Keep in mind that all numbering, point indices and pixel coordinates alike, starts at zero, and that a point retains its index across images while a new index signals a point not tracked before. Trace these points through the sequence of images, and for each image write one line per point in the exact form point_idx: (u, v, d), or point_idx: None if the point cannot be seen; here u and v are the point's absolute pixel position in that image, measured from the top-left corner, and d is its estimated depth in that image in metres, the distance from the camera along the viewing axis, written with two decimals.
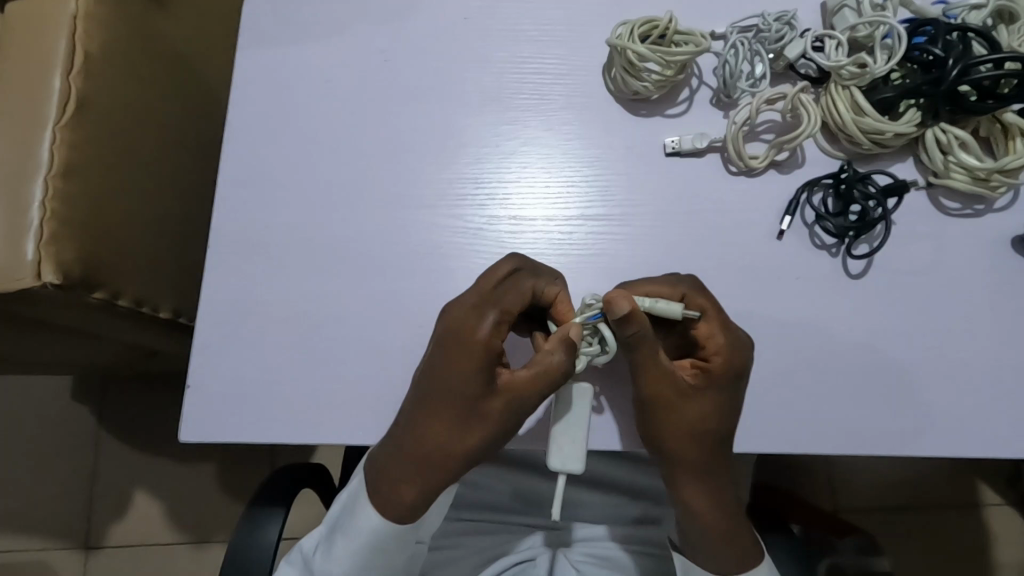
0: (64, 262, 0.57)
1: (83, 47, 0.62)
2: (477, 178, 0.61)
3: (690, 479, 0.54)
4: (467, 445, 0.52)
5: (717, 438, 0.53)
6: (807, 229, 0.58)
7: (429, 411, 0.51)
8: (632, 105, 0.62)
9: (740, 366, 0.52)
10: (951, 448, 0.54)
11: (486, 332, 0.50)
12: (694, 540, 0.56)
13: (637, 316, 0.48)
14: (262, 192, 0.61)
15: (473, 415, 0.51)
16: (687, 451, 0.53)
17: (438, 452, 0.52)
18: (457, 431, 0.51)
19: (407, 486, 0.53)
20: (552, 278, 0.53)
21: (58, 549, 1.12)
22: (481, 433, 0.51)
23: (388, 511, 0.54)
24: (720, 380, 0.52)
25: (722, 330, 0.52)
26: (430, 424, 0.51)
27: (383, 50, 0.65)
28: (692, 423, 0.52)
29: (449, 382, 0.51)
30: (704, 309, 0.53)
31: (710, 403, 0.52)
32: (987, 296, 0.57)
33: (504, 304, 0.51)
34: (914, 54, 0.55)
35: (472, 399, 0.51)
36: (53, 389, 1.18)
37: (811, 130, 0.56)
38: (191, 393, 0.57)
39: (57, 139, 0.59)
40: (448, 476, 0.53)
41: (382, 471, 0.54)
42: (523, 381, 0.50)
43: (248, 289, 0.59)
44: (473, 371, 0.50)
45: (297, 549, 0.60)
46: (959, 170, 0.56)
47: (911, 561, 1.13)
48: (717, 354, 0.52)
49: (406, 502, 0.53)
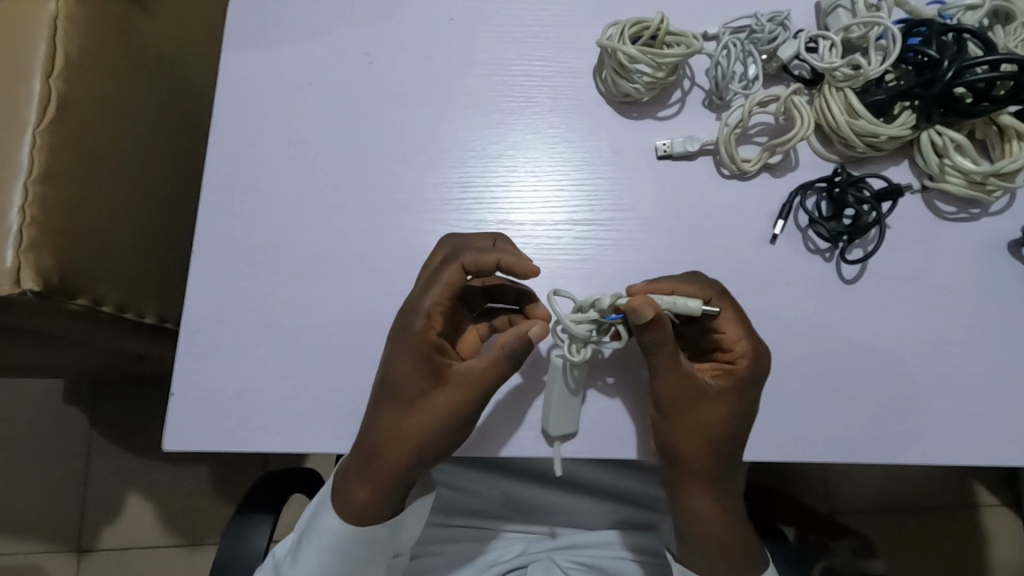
0: (43, 268, 0.56)
1: (63, 49, 0.61)
2: (463, 182, 0.60)
3: (700, 487, 0.53)
4: (415, 438, 0.51)
5: (733, 444, 0.52)
6: (800, 233, 0.57)
7: (376, 406, 0.52)
8: (623, 108, 0.61)
9: (758, 371, 0.52)
10: (946, 455, 0.53)
11: (420, 322, 0.52)
12: (698, 547, 0.55)
13: (659, 321, 0.48)
14: (247, 197, 0.60)
15: (415, 407, 0.51)
16: (701, 457, 0.52)
17: (388, 447, 0.51)
18: (401, 425, 0.51)
19: (359, 487, 0.53)
20: (483, 254, 0.52)
21: (49, 552, 1.11)
22: (426, 425, 0.51)
23: (345, 510, 0.54)
24: (743, 382, 0.52)
25: (748, 334, 0.52)
26: (377, 419, 0.52)
27: (369, 51, 0.64)
28: (707, 429, 0.52)
29: (391, 376, 0.51)
30: (729, 314, 0.52)
31: (729, 407, 0.52)
32: (983, 301, 0.56)
33: (440, 296, 0.52)
34: (909, 56, 0.54)
35: (415, 390, 0.51)
36: (43, 392, 1.17)
37: (805, 133, 0.55)
38: (174, 402, 0.56)
39: (37, 143, 0.58)
40: (399, 475, 0.52)
41: (346, 468, 0.54)
42: (467, 369, 0.51)
43: (232, 295, 0.58)
44: (410, 361, 0.51)
45: (269, 558, 0.61)
46: (954, 173, 0.55)
47: (907, 563, 1.13)
48: (741, 357, 0.52)
49: (360, 502, 0.53)
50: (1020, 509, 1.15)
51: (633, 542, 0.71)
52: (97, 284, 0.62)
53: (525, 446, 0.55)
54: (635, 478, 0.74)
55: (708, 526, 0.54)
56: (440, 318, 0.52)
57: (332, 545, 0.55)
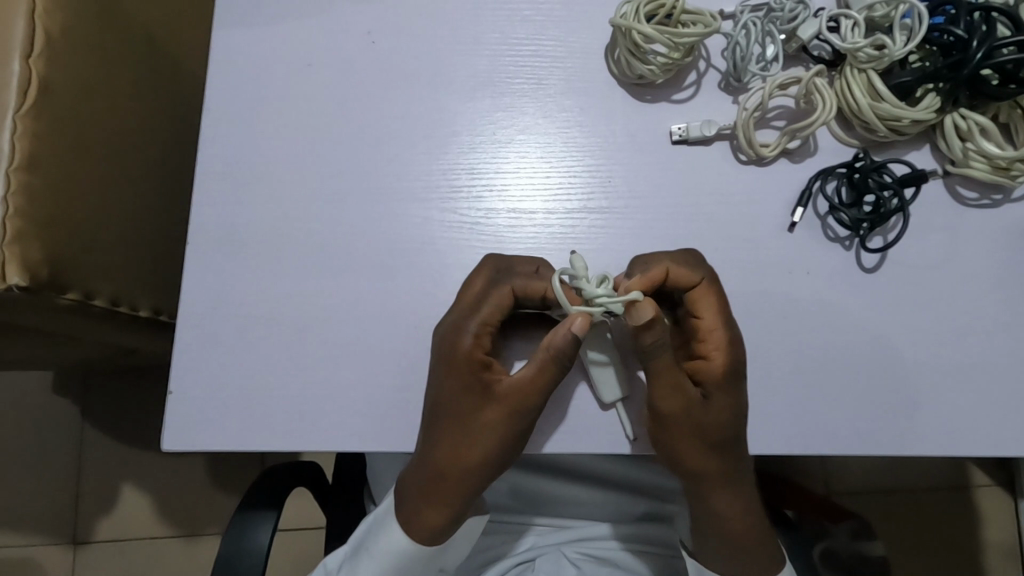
0: (31, 261, 0.53)
1: (44, 26, 0.57)
2: (472, 169, 0.58)
3: (713, 488, 0.52)
4: (484, 458, 0.51)
5: (732, 439, 0.51)
6: (819, 220, 0.56)
7: (427, 433, 0.52)
8: (635, 90, 0.59)
9: (741, 358, 0.51)
10: (964, 447, 0.53)
11: (467, 347, 0.51)
12: (715, 545, 0.55)
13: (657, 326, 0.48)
14: (243, 185, 0.57)
15: (478, 424, 0.51)
16: (701, 463, 0.52)
17: (455, 466, 0.51)
18: (467, 442, 0.51)
19: (430, 513, 0.53)
20: (537, 279, 0.52)
21: (44, 544, 1.09)
22: (486, 441, 0.51)
23: (415, 533, 0.54)
24: (721, 383, 0.51)
25: (725, 326, 0.51)
26: (434, 443, 0.51)
27: (370, 30, 0.60)
28: (711, 423, 0.50)
29: (449, 401, 0.51)
30: (710, 302, 0.51)
31: (720, 410, 0.50)
32: (1005, 290, 0.55)
33: (482, 316, 0.51)
34: (934, 36, 0.52)
35: (474, 411, 0.51)
36: (31, 384, 1.14)
37: (826, 117, 0.54)
38: (173, 401, 0.54)
39: (19, 128, 0.54)
40: (470, 495, 0.53)
41: (410, 491, 0.54)
42: (519, 379, 0.50)
43: (231, 289, 0.55)
44: (466, 383, 0.51)
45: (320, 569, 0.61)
46: (978, 158, 0.54)
47: (901, 541, 1.14)
48: (716, 353, 0.51)
49: (431, 521, 0.54)
50: (1011, 489, 1.16)
51: (637, 532, 0.71)
52: (88, 279, 0.60)
53: (538, 439, 0.54)
54: (642, 469, 0.73)
55: (725, 533, 0.54)
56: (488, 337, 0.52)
57: (390, 559, 0.55)
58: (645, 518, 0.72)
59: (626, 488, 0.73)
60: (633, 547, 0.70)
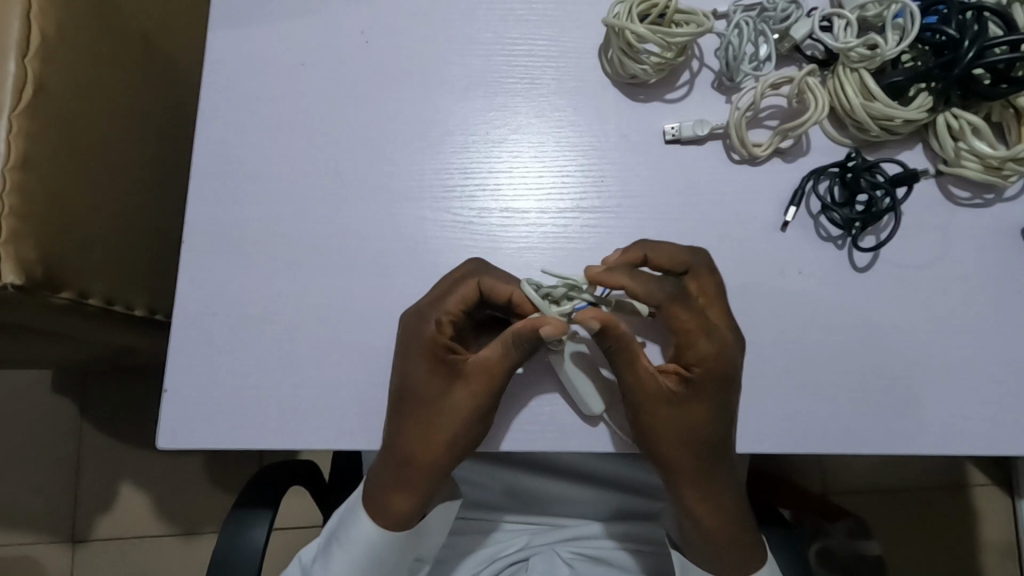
0: (26, 261, 0.53)
1: (39, 26, 0.57)
2: (465, 168, 0.58)
3: (688, 481, 0.52)
4: (450, 444, 0.52)
5: (704, 446, 0.51)
6: (812, 220, 0.56)
7: (393, 419, 0.52)
8: (629, 90, 0.59)
9: (726, 370, 0.50)
10: (957, 445, 0.53)
11: (430, 335, 0.51)
12: (692, 538, 0.55)
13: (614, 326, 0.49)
14: (238, 184, 0.58)
15: (443, 412, 0.52)
16: (672, 458, 0.52)
17: (420, 451, 0.52)
18: (432, 429, 0.52)
19: (398, 500, 0.54)
20: (504, 279, 0.52)
21: (42, 543, 1.10)
22: (451, 427, 0.51)
23: (382, 520, 0.54)
24: (702, 387, 0.51)
25: (706, 336, 0.50)
26: (397, 432, 0.52)
27: (364, 30, 0.61)
28: (679, 430, 0.51)
29: (414, 388, 0.52)
30: (691, 312, 0.51)
31: (695, 409, 0.51)
32: (997, 288, 0.55)
33: (447, 305, 0.51)
34: (926, 35, 0.52)
35: (440, 397, 0.52)
36: (29, 384, 1.14)
37: (818, 116, 0.54)
38: (168, 400, 0.54)
39: (14, 128, 0.54)
40: (436, 481, 0.53)
41: (378, 479, 0.54)
42: (483, 368, 0.51)
43: (225, 288, 0.56)
44: (430, 370, 0.52)
45: (296, 562, 0.60)
46: (971, 158, 0.54)
47: (898, 540, 1.15)
48: (696, 362, 0.51)
49: (399, 507, 0.54)
50: (1008, 488, 1.16)
51: (633, 531, 0.71)
52: (83, 278, 0.60)
53: (531, 440, 0.53)
54: (637, 468, 0.73)
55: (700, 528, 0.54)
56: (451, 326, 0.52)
57: (364, 549, 0.55)
58: (641, 516, 0.72)
59: (621, 487, 0.73)
60: (626, 545, 0.70)
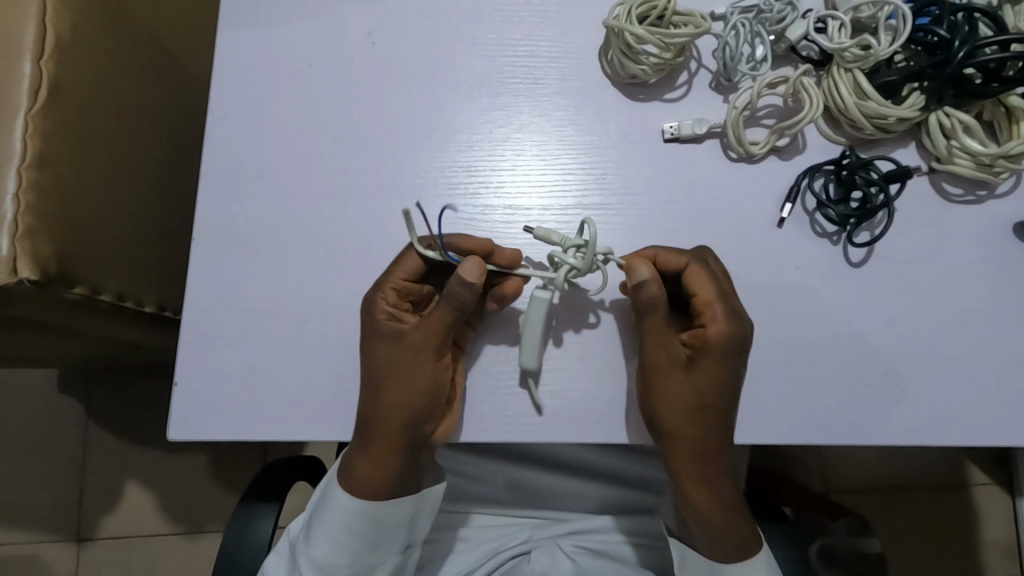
0: (41, 257, 0.55)
1: (55, 30, 0.59)
2: (469, 166, 0.59)
3: (688, 465, 0.53)
4: (411, 418, 0.52)
5: (716, 411, 0.52)
6: (807, 216, 0.57)
7: (368, 380, 0.53)
8: (628, 90, 0.61)
9: (740, 337, 0.52)
10: (952, 437, 0.54)
11: (381, 307, 0.54)
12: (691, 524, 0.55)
13: (655, 283, 0.50)
14: (247, 183, 0.59)
15: (398, 382, 0.52)
16: (679, 426, 0.52)
17: (390, 424, 0.52)
18: (387, 394, 0.52)
19: (369, 473, 0.54)
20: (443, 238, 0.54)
21: (49, 541, 1.11)
22: (408, 399, 0.52)
23: (358, 491, 0.55)
24: (719, 351, 0.52)
25: (723, 301, 0.52)
26: (377, 398, 0.53)
27: (370, 31, 0.62)
28: (691, 395, 0.52)
29: (376, 358, 0.53)
30: (706, 280, 0.52)
31: (708, 374, 0.52)
32: (990, 283, 0.56)
33: (391, 278, 0.54)
34: (919, 36, 0.53)
35: (389, 366, 0.53)
36: (38, 383, 1.15)
37: (813, 115, 0.55)
38: (178, 392, 0.55)
39: (30, 127, 0.56)
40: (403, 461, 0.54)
41: (356, 453, 0.54)
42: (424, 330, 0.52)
43: (234, 283, 0.57)
44: (382, 341, 0.53)
45: (286, 537, 0.63)
46: (963, 155, 0.55)
47: (899, 539, 1.15)
48: (711, 328, 0.52)
49: (368, 479, 0.54)
50: (1009, 487, 1.17)
51: (631, 525, 0.72)
52: (95, 274, 0.61)
53: (533, 432, 0.54)
54: (638, 461, 0.74)
55: (696, 513, 0.54)
56: (395, 294, 0.54)
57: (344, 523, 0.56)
58: (640, 510, 0.74)
59: (621, 481, 0.74)
60: (624, 538, 0.71)
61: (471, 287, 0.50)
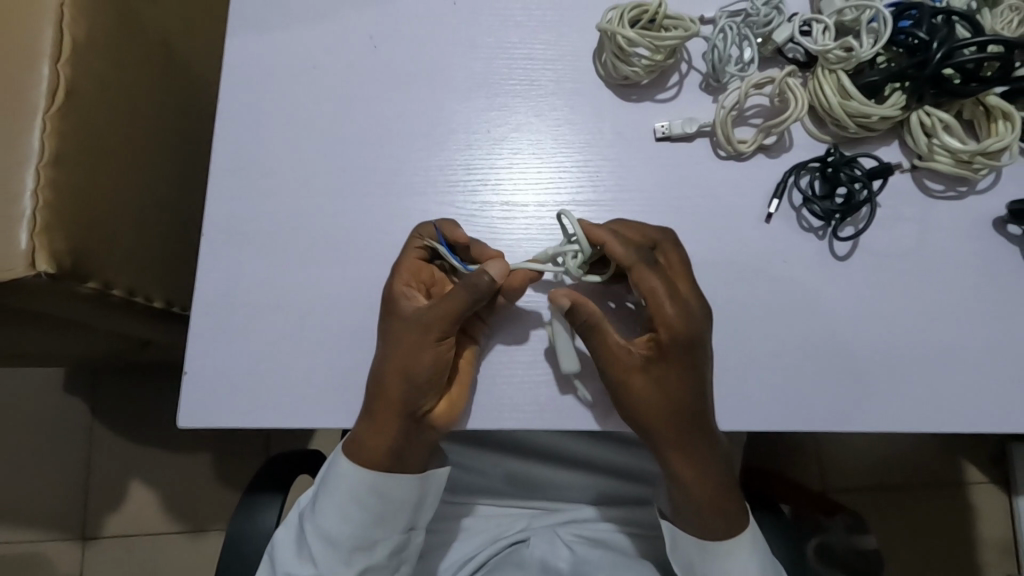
0: (56, 252, 0.57)
1: (70, 34, 0.61)
2: (468, 164, 0.61)
3: (672, 451, 0.54)
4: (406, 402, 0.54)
5: (680, 408, 0.53)
6: (794, 212, 0.59)
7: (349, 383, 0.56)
8: (621, 91, 0.63)
9: (692, 335, 0.52)
10: (936, 425, 0.55)
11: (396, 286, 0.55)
12: (681, 505, 0.57)
13: (582, 304, 0.52)
14: (254, 181, 0.61)
15: (391, 371, 0.54)
16: (647, 423, 0.54)
17: (382, 409, 0.54)
18: (382, 376, 0.54)
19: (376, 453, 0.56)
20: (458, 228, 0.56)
21: (57, 539, 1.13)
22: (404, 385, 0.54)
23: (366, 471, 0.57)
24: (670, 351, 0.52)
25: (671, 303, 0.52)
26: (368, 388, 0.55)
27: (372, 35, 0.65)
28: (652, 396, 0.53)
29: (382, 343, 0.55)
30: (654, 282, 0.52)
31: (665, 375, 0.53)
32: (972, 277, 0.58)
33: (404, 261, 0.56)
34: (900, 38, 0.55)
35: (398, 347, 0.54)
36: (46, 383, 1.17)
37: (798, 114, 0.58)
38: (188, 382, 0.57)
39: (47, 128, 0.58)
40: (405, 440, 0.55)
41: (357, 436, 0.56)
42: (441, 314, 0.53)
43: (242, 277, 0.59)
44: (394, 322, 0.55)
45: (293, 510, 0.63)
46: (943, 153, 0.57)
47: (897, 538, 1.17)
48: (664, 329, 0.52)
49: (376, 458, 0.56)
50: (1005, 485, 1.18)
51: (626, 515, 0.74)
52: (106, 269, 0.64)
53: (530, 420, 0.56)
54: (633, 453, 0.76)
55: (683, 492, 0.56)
56: (411, 276, 0.56)
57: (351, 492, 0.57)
58: (634, 502, 0.75)
59: (617, 473, 0.75)
60: (619, 527, 0.73)
61: (493, 282, 0.52)
